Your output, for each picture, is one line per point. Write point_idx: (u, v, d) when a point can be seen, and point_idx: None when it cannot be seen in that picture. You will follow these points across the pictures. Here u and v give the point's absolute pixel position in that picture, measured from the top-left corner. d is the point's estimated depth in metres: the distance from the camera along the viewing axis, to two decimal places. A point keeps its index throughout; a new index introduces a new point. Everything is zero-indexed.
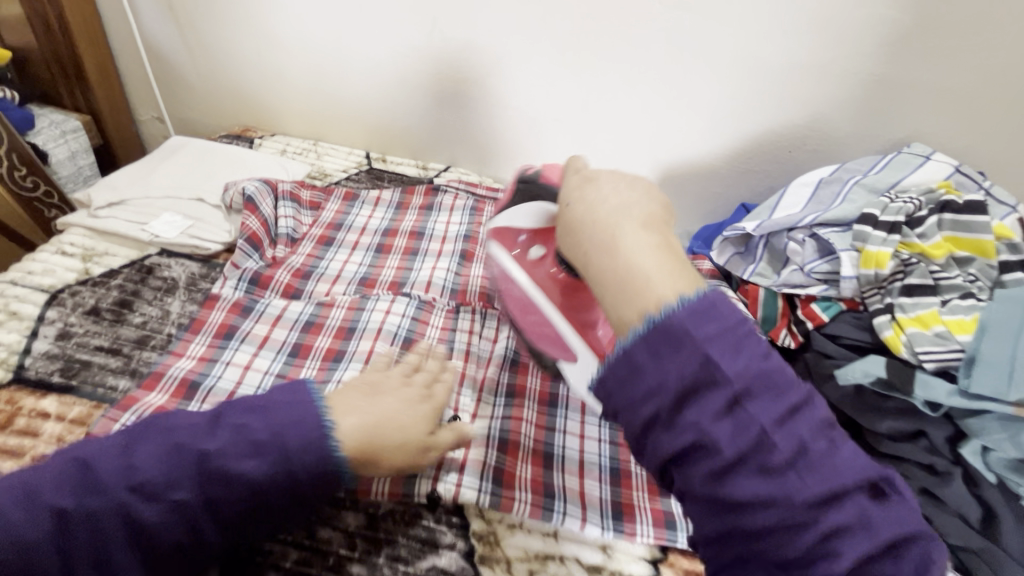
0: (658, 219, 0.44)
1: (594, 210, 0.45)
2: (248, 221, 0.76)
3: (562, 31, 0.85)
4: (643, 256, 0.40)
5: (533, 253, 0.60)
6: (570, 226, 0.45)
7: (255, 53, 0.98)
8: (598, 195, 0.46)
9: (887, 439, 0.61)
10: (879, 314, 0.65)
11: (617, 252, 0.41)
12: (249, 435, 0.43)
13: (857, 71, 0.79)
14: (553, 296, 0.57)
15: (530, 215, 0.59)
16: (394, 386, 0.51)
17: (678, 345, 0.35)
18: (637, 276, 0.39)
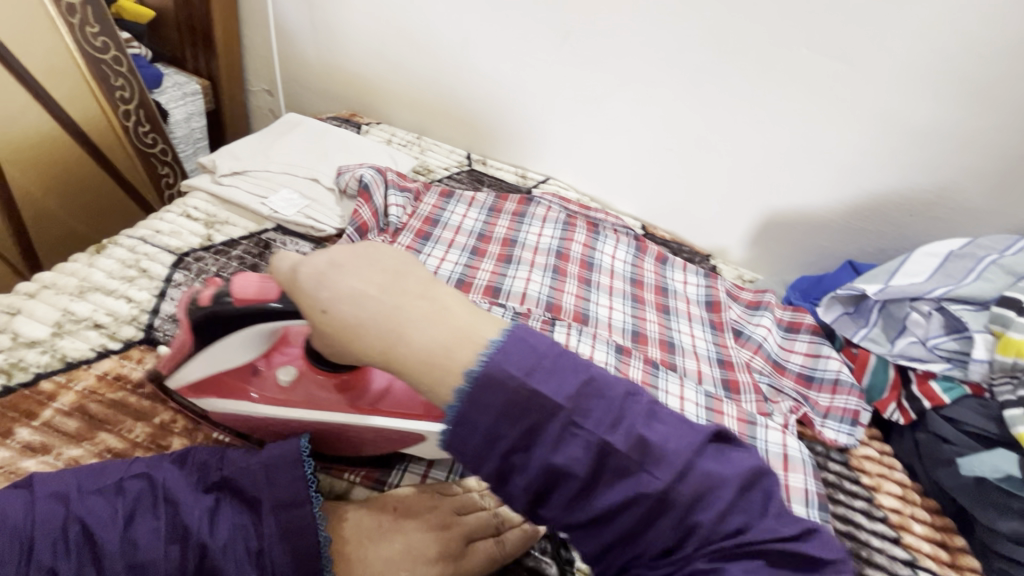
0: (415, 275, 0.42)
1: (358, 295, 0.40)
2: (361, 210, 0.76)
3: (693, 59, 0.83)
4: (424, 342, 0.39)
5: (280, 375, 0.52)
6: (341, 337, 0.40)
7: (377, 44, 1.00)
8: (356, 293, 0.40)
9: (1010, 541, 0.58)
10: (1011, 407, 0.61)
11: (414, 341, 0.39)
12: (248, 537, 0.42)
13: (1006, 146, 0.75)
14: (321, 398, 0.51)
15: (242, 346, 0.50)
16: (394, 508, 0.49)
17: (529, 409, 0.38)
18: (436, 351, 0.39)
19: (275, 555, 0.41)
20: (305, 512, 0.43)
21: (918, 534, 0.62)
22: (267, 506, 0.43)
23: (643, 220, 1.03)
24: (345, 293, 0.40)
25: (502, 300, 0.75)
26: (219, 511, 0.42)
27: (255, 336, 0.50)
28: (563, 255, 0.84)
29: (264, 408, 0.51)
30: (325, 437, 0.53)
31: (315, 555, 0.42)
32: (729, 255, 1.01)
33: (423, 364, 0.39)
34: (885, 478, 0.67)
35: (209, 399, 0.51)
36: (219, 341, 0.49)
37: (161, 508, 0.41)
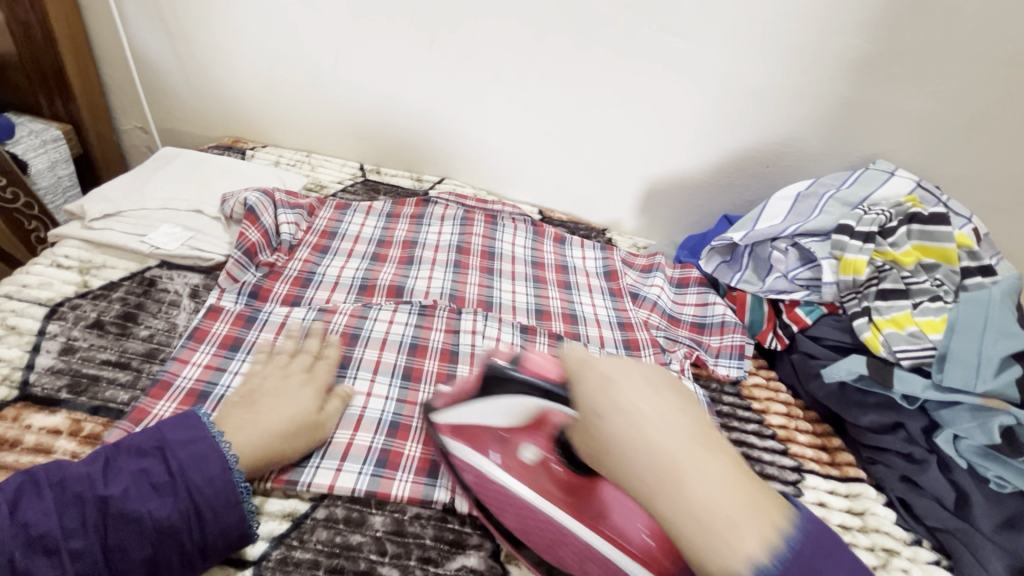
0: (705, 428, 0.42)
1: (628, 406, 0.43)
2: (248, 231, 0.75)
3: (554, 48, 0.89)
4: (701, 491, 0.38)
5: (526, 454, 0.54)
6: (603, 443, 0.43)
7: (248, 68, 1.00)
8: (633, 406, 0.42)
9: (870, 433, 0.67)
10: (857, 317, 0.70)
11: (682, 487, 0.39)
12: (150, 478, 0.46)
13: (830, 95, 0.86)
14: (558, 497, 0.51)
15: (504, 414, 0.53)
16: (268, 386, 0.58)
17: (690, 499, 0.38)
18: (707, 514, 0.37)
19: (191, 478, 0.46)
20: (205, 441, 0.49)
21: (802, 443, 0.70)
22: (163, 452, 0.47)
23: (541, 205, 1.08)
24: (619, 402, 0.43)
25: (407, 297, 0.76)
26: (115, 468, 0.46)
27: (522, 408, 0.52)
28: (464, 248, 0.87)
29: (487, 474, 0.53)
30: (475, 485, 0.53)
31: (224, 465, 0.48)
32: (623, 226, 1.08)
33: (689, 514, 0.38)
34: (773, 400, 0.75)
35: (450, 443, 0.55)
36: (491, 400, 0.53)
37: (50, 488, 0.44)
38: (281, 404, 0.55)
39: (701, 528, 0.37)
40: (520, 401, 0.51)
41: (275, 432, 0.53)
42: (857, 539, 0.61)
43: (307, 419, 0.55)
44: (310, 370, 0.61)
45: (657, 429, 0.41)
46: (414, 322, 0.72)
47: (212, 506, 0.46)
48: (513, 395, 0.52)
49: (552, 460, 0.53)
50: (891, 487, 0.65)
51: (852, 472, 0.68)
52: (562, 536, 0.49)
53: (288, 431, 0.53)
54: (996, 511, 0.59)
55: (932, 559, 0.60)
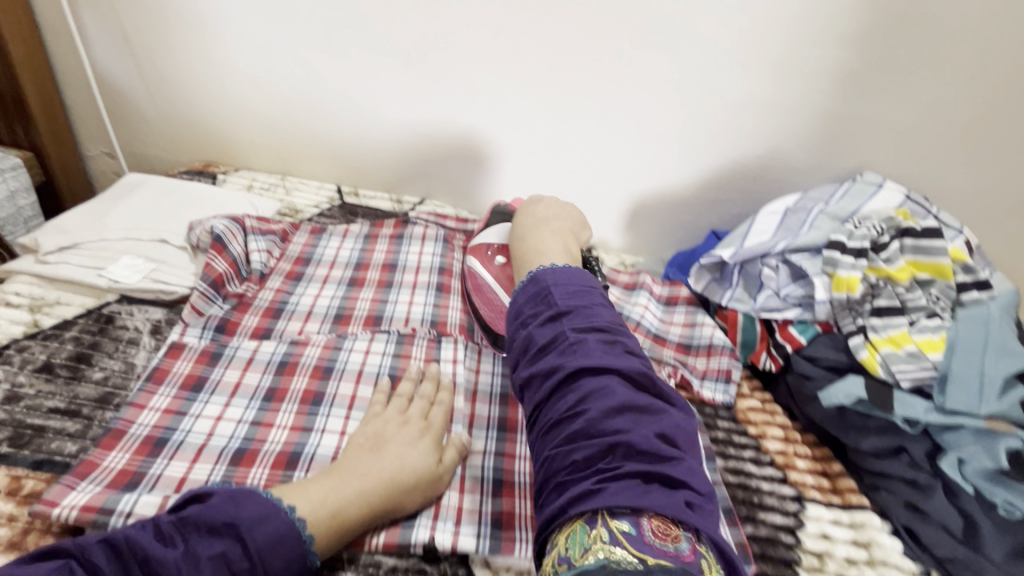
0: (568, 231, 0.70)
1: (530, 227, 0.70)
2: (215, 262, 0.71)
3: (532, 65, 0.87)
4: (543, 251, 0.63)
5: (499, 259, 0.74)
6: (513, 235, 0.72)
7: (218, 89, 0.97)
8: (535, 213, 0.72)
9: (872, 457, 0.64)
10: (853, 335, 0.68)
11: (528, 242, 0.67)
12: (229, 564, 0.41)
13: (814, 107, 0.84)
14: (508, 291, 0.70)
15: (498, 235, 0.76)
16: (393, 432, 0.56)
17: (543, 299, 0.52)
18: (537, 263, 0.63)
19: (271, 563, 0.43)
20: (280, 518, 0.44)
21: (802, 469, 0.67)
22: (237, 531, 0.43)
23: None
24: (527, 211, 0.73)
25: (385, 326, 0.73)
26: (189, 554, 0.41)
27: (506, 229, 0.76)
28: (445, 270, 0.83)
29: (476, 270, 0.74)
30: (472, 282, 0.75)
31: (302, 547, 0.45)
32: (610, 244, 1.05)
33: (528, 259, 0.64)
34: (770, 423, 0.72)
35: (467, 258, 0.77)
36: (490, 228, 0.78)
37: (135, 569, 0.39)
38: (402, 456, 0.53)
39: (529, 260, 0.64)
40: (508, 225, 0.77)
41: (367, 492, 0.49)
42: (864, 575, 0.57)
43: (425, 475, 0.53)
44: (427, 417, 0.59)
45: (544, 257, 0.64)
46: (391, 352, 0.68)
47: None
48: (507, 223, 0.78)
49: (511, 269, 0.72)
50: (896, 515, 0.61)
51: (854, 499, 0.64)
52: (501, 306, 0.70)
53: (383, 493, 0.50)
54: (1004, 540, 0.57)
55: None
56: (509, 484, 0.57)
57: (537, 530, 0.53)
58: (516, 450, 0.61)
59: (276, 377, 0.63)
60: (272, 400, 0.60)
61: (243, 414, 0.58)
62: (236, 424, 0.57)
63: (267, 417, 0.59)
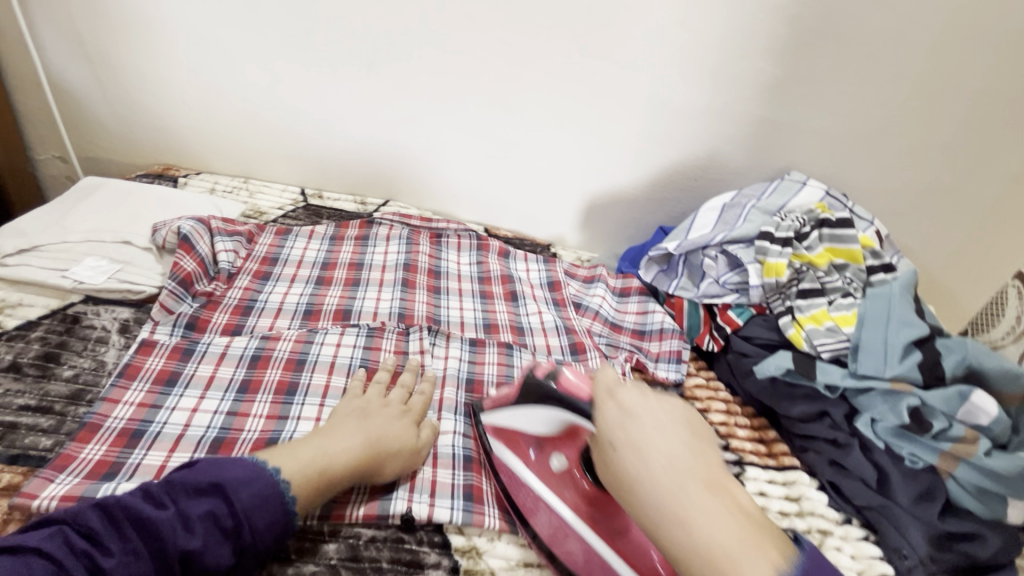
0: (696, 443, 0.47)
1: (644, 441, 0.47)
2: (182, 261, 0.72)
3: (489, 73, 0.92)
4: (705, 531, 0.41)
5: (553, 463, 0.58)
6: (621, 481, 0.46)
7: (177, 92, 0.98)
8: (649, 437, 0.47)
9: (800, 422, 0.72)
10: (782, 315, 0.76)
11: (692, 524, 0.41)
12: (219, 523, 0.46)
13: (745, 114, 0.93)
14: (580, 509, 0.54)
15: (541, 421, 0.57)
16: (376, 409, 0.60)
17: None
18: (718, 552, 0.40)
19: (256, 522, 0.47)
20: (263, 479, 0.49)
21: (741, 436, 0.75)
22: (224, 493, 0.47)
23: (486, 224, 1.11)
24: (630, 435, 0.48)
25: (354, 320, 0.76)
26: (180, 514, 0.45)
27: (555, 420, 0.56)
28: (410, 267, 0.87)
29: (514, 471, 0.58)
30: (510, 485, 0.58)
31: (286, 504, 0.48)
32: (567, 241, 1.12)
33: (697, 553, 0.40)
34: (715, 398, 0.80)
35: (493, 443, 0.60)
36: (528, 407, 0.58)
37: (128, 529, 0.44)
38: (386, 426, 0.57)
39: (706, 562, 0.40)
40: (564, 418, 0.55)
41: (356, 448, 0.54)
42: (794, 525, 0.66)
43: (406, 447, 0.57)
44: (406, 402, 0.63)
45: (669, 477, 0.44)
46: (362, 343, 0.72)
47: (275, 540, 0.48)
48: (560, 413, 0.55)
49: (578, 473, 0.57)
50: (822, 472, 0.70)
51: (786, 460, 0.73)
52: (583, 552, 0.52)
53: (371, 457, 0.54)
54: (912, 485, 0.64)
55: (861, 535, 0.66)
56: None
57: (504, 499, 0.58)
58: (482, 431, 0.65)
59: (250, 370, 0.65)
60: (247, 392, 0.62)
61: (218, 405, 0.60)
62: (212, 415, 0.59)
63: (242, 407, 0.61)
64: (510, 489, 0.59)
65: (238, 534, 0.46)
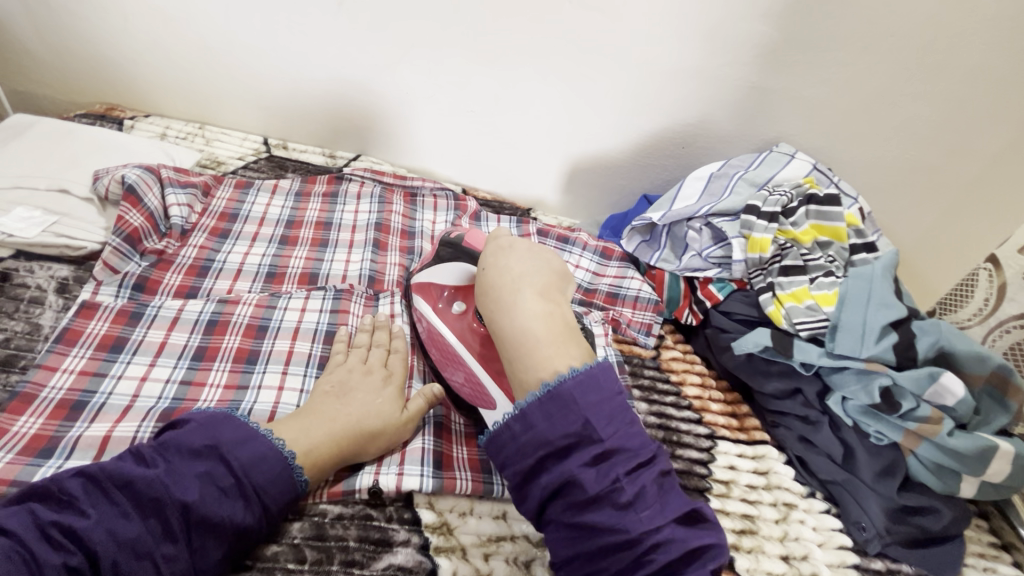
0: (550, 288, 0.58)
1: (504, 272, 0.59)
2: (127, 215, 0.66)
3: (469, 20, 0.85)
4: (523, 318, 0.55)
5: (454, 307, 0.63)
6: (483, 288, 0.59)
7: (119, 22, 0.89)
8: (509, 263, 0.59)
9: (774, 398, 0.73)
10: (763, 292, 0.75)
11: (514, 311, 0.55)
12: (217, 481, 0.44)
13: (739, 79, 0.89)
14: (472, 346, 0.60)
15: (451, 274, 0.65)
16: (357, 380, 0.57)
17: (566, 410, 0.49)
18: (524, 331, 0.54)
19: (256, 478, 0.46)
20: (260, 440, 0.48)
21: (715, 411, 0.75)
22: (220, 452, 0.46)
23: (463, 184, 1.06)
24: (498, 263, 0.60)
25: (321, 284, 0.71)
26: (175, 471, 0.43)
27: (460, 268, 0.63)
28: (382, 227, 0.82)
29: (427, 318, 0.64)
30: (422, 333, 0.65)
31: (286, 463, 0.47)
32: (547, 204, 1.08)
33: (513, 334, 0.55)
34: (690, 371, 0.80)
35: (414, 298, 0.67)
36: (439, 261, 0.66)
37: (116, 492, 0.42)
38: (367, 404, 0.54)
39: (524, 347, 0.54)
40: (469, 267, 0.63)
41: (338, 432, 0.51)
42: (761, 497, 0.67)
43: (391, 424, 0.54)
44: (387, 365, 0.60)
45: (513, 283, 0.57)
46: (329, 309, 0.67)
47: (278, 503, 0.46)
48: (465, 261, 0.64)
49: (472, 317, 0.62)
50: (791, 447, 0.72)
51: (757, 434, 0.74)
52: (475, 382, 0.58)
53: (350, 436, 0.52)
54: (875, 462, 0.66)
55: (824, 508, 0.68)
56: None
57: (475, 469, 0.56)
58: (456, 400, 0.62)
59: (206, 337, 0.60)
60: (203, 359, 0.58)
61: (171, 373, 0.56)
62: (164, 384, 0.55)
63: (198, 376, 0.57)
64: (479, 460, 0.57)
65: (240, 494, 0.45)
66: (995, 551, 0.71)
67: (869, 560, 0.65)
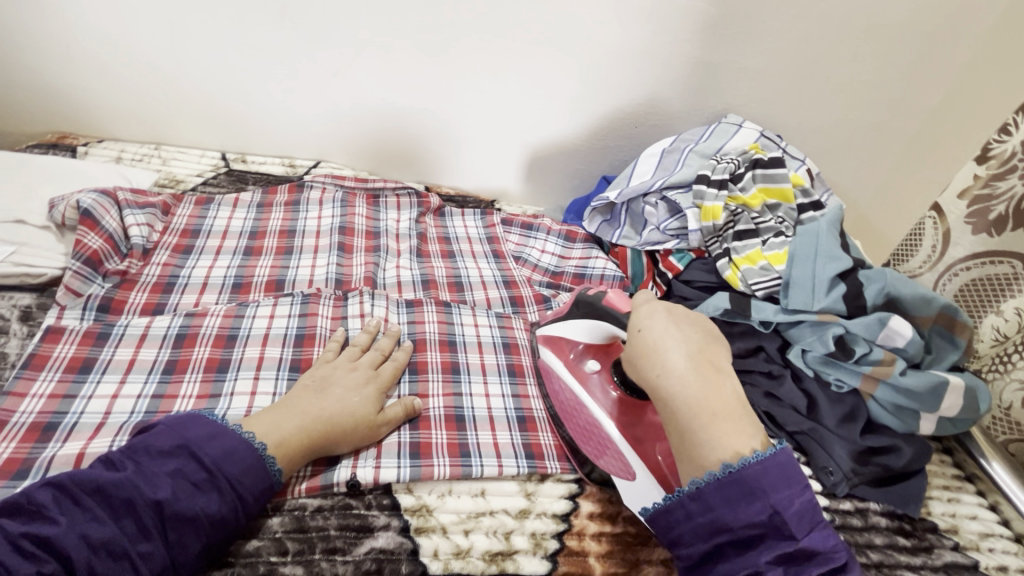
0: (710, 354, 0.52)
1: (665, 336, 0.52)
2: (85, 238, 0.66)
3: (413, 19, 0.86)
4: (690, 390, 0.49)
5: (588, 365, 0.62)
6: (636, 348, 0.53)
7: (62, 50, 0.89)
8: (658, 327, 0.54)
9: (737, 357, 0.74)
10: (719, 258, 0.78)
11: (670, 367, 0.50)
12: (189, 476, 0.46)
13: (682, 55, 0.91)
14: (610, 409, 0.59)
15: (588, 331, 0.62)
16: (341, 376, 0.59)
17: (752, 497, 0.45)
18: (696, 406, 0.48)
19: (229, 472, 0.47)
20: (229, 435, 0.49)
21: None
22: (190, 450, 0.47)
23: (426, 181, 1.08)
24: (643, 324, 0.55)
25: (288, 290, 0.72)
26: (145, 471, 0.45)
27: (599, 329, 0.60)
28: (346, 230, 0.83)
29: (552, 366, 0.64)
30: (547, 383, 0.65)
31: (257, 455, 0.49)
32: (510, 194, 1.10)
33: (684, 409, 0.49)
34: None
35: (542, 349, 0.66)
36: (577, 318, 0.62)
37: (86, 500, 0.43)
38: (346, 398, 0.56)
39: (692, 419, 0.48)
40: (616, 331, 0.59)
41: (303, 425, 0.53)
42: None
43: (364, 419, 0.56)
44: (377, 367, 0.62)
45: (671, 350, 0.51)
46: (298, 312, 0.68)
47: (253, 493, 0.48)
48: (609, 324, 0.60)
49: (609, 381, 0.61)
50: (759, 404, 0.72)
51: None
52: (610, 447, 0.57)
53: (323, 427, 0.53)
54: (837, 408, 0.69)
55: (794, 458, 0.69)
56: (524, 420, 0.63)
57: (454, 453, 0.58)
58: (429, 389, 0.64)
59: (175, 350, 0.61)
60: (174, 372, 0.59)
61: (141, 388, 0.57)
62: (136, 399, 0.56)
63: (170, 389, 0.57)
64: (458, 444, 0.59)
65: (212, 488, 0.46)
66: (959, 483, 0.74)
67: (838, 502, 0.67)
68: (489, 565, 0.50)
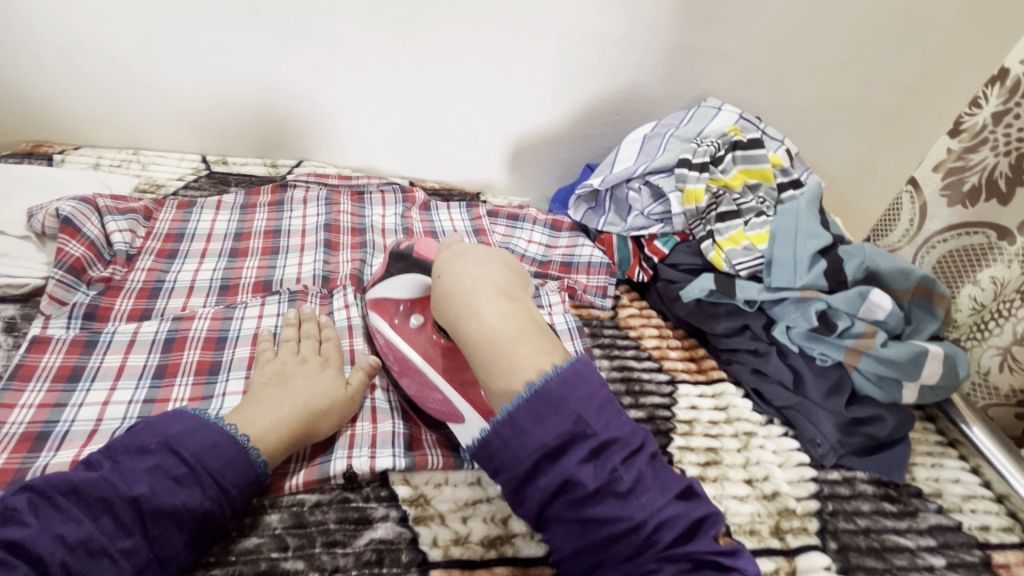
0: (512, 287, 0.56)
1: (463, 276, 0.55)
2: (67, 246, 0.65)
3: (388, 13, 0.86)
4: (492, 323, 0.52)
5: (413, 321, 0.62)
6: (440, 294, 0.56)
7: (32, 57, 0.87)
8: (464, 267, 0.56)
9: (724, 337, 0.77)
10: (704, 241, 0.80)
11: (482, 318, 0.52)
12: (168, 472, 0.46)
13: (660, 40, 0.92)
14: (434, 359, 0.59)
15: (405, 288, 0.63)
16: (295, 369, 0.59)
17: (557, 412, 0.47)
18: (490, 337, 0.51)
19: (209, 465, 0.47)
20: (209, 428, 0.49)
21: (674, 357, 0.79)
22: (170, 445, 0.47)
23: (410, 176, 1.07)
24: (452, 267, 0.57)
25: (276, 290, 0.72)
26: (123, 470, 0.45)
27: (414, 283, 0.61)
28: (332, 227, 0.83)
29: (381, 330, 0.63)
30: (380, 347, 0.64)
31: (237, 446, 0.49)
32: (496, 186, 1.10)
33: (485, 340, 0.51)
34: (647, 325, 0.83)
35: (369, 314, 0.66)
36: (392, 274, 0.63)
37: (64, 500, 0.43)
38: (312, 382, 0.57)
39: (493, 348, 0.51)
40: (423, 279, 0.60)
41: (284, 414, 0.53)
42: (723, 429, 0.71)
43: (337, 397, 0.57)
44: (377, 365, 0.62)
45: (472, 284, 0.54)
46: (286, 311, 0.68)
47: (237, 484, 0.48)
48: (417, 273, 0.61)
49: (430, 330, 0.61)
50: (746, 380, 0.75)
51: (715, 373, 0.78)
52: (439, 396, 0.57)
53: (299, 413, 0.54)
54: (822, 382, 0.70)
55: (781, 432, 0.72)
56: None
57: (446, 445, 0.59)
58: None
59: (165, 354, 0.61)
60: (164, 376, 0.59)
61: (132, 394, 0.57)
62: (128, 405, 0.56)
63: (161, 393, 0.57)
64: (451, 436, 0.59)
65: (193, 482, 0.47)
66: (943, 449, 0.76)
67: (827, 472, 0.68)
68: (489, 550, 0.51)
